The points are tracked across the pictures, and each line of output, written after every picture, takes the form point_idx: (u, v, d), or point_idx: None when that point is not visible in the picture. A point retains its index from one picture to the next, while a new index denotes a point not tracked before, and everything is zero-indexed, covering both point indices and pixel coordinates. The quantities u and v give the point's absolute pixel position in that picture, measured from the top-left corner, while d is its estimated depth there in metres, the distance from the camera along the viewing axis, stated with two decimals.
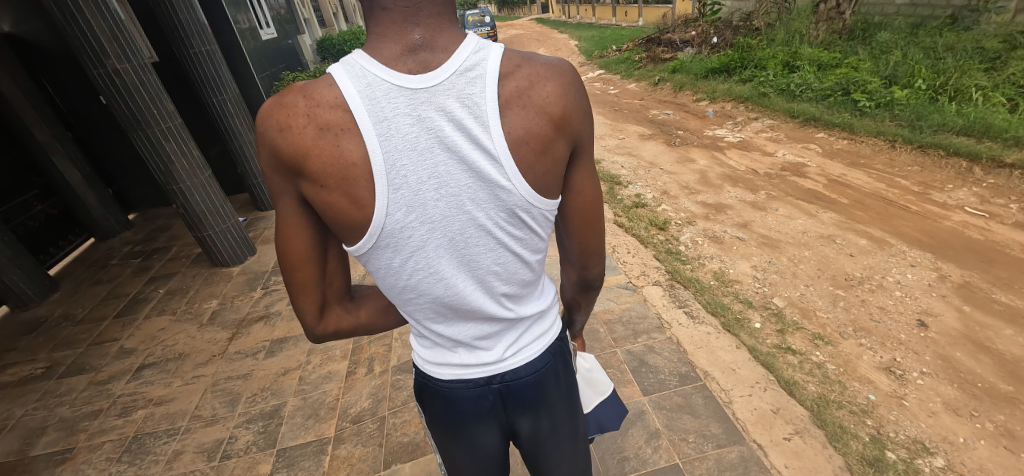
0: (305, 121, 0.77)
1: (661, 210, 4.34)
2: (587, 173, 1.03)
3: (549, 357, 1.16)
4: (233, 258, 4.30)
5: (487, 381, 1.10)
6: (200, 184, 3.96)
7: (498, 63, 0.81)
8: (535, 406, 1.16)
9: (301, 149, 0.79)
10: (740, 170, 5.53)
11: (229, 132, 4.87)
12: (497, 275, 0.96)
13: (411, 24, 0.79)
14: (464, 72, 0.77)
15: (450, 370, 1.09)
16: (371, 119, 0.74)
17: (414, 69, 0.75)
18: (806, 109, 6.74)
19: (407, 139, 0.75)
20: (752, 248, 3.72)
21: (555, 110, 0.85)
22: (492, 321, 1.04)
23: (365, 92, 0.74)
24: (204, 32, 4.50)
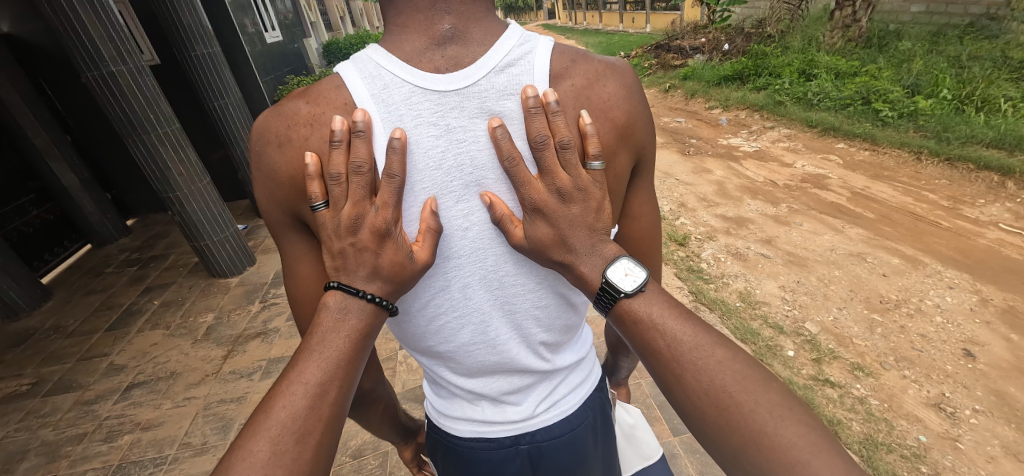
0: (308, 131, 0.66)
1: (679, 223, 4.10)
2: (647, 198, 0.93)
3: (588, 412, 0.97)
4: (231, 268, 4.12)
5: (514, 441, 0.90)
6: (198, 192, 3.78)
7: (549, 59, 0.66)
8: (570, 470, 0.97)
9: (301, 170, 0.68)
10: (759, 181, 5.31)
11: (232, 137, 4.74)
12: (537, 319, 0.78)
13: (441, 12, 0.64)
14: (505, 68, 0.63)
15: (470, 427, 0.89)
16: (385, 131, 0.62)
17: (442, 66, 0.63)
18: (825, 118, 6.54)
19: (431, 157, 0.63)
20: (779, 266, 3.49)
21: (621, 117, 0.74)
22: (525, 373, 0.85)
23: (380, 98, 0.61)
24: (207, 34, 4.35)
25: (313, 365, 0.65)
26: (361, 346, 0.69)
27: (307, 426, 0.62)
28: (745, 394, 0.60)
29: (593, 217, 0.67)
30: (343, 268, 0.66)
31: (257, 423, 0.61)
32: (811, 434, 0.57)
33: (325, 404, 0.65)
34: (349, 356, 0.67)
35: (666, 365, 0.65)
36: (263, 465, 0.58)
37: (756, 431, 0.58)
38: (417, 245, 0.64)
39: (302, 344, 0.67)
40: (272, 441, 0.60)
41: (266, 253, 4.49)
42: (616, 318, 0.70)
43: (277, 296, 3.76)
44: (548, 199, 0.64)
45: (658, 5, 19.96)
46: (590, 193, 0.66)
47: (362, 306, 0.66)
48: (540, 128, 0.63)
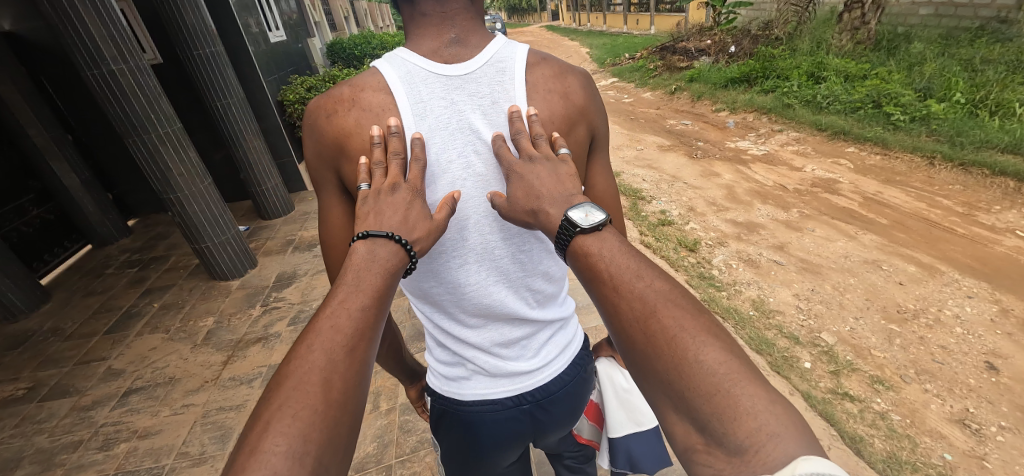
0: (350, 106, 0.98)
1: (689, 228, 4.00)
2: (603, 165, 1.25)
3: (574, 368, 1.27)
4: (232, 271, 4.05)
5: (516, 402, 1.18)
6: (199, 193, 3.72)
7: (523, 60, 1.01)
8: (555, 418, 1.28)
9: (346, 131, 0.98)
10: (768, 185, 5.23)
11: (233, 137, 4.66)
12: (522, 267, 1.04)
13: (448, 25, 0.98)
14: (494, 63, 0.96)
15: (478, 391, 1.16)
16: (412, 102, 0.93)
17: (450, 60, 0.96)
18: (834, 122, 6.44)
19: (442, 119, 0.94)
20: (792, 274, 3.40)
21: (577, 99, 1.09)
22: (517, 321, 1.10)
23: (407, 80, 0.93)
24: (209, 33, 4.31)
25: (352, 294, 0.70)
26: (389, 286, 0.75)
27: (351, 343, 0.67)
28: (673, 321, 0.68)
29: (562, 179, 0.88)
30: (376, 222, 0.79)
31: (306, 342, 0.66)
32: (728, 360, 0.63)
33: (364, 323, 0.70)
34: (382, 290, 0.73)
35: (610, 296, 0.73)
36: (321, 368, 0.63)
37: (681, 354, 0.65)
38: (439, 212, 0.86)
39: (338, 281, 0.73)
40: (325, 351, 0.65)
41: (268, 254, 4.43)
42: (574, 260, 0.80)
43: (278, 299, 3.69)
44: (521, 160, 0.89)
45: (664, 7, 19.82)
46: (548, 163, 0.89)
47: (394, 250, 0.76)
48: (520, 128, 0.94)
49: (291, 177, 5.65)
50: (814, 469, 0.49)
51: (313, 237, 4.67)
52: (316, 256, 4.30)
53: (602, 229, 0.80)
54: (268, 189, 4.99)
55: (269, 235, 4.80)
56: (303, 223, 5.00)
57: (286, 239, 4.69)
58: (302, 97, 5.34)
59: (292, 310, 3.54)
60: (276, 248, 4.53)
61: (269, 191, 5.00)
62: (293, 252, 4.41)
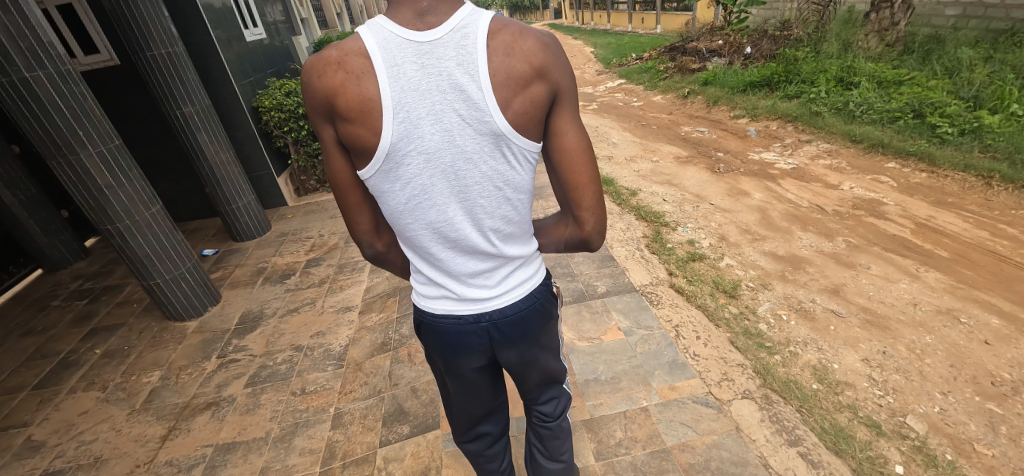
0: (337, 69, 0.90)
1: (724, 264, 3.38)
2: (573, 116, 1.06)
3: (532, 302, 1.28)
4: (189, 310, 3.47)
5: (476, 318, 1.22)
6: (144, 223, 3.12)
7: (489, 19, 0.89)
8: (519, 340, 1.30)
9: (332, 87, 0.94)
10: (804, 207, 4.63)
11: (197, 152, 4.06)
12: (486, 212, 1.01)
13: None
14: (460, 30, 0.85)
15: (443, 306, 1.24)
16: (384, 65, 0.84)
17: (420, 27, 0.85)
18: (870, 132, 5.85)
19: (412, 81, 0.83)
20: (855, 330, 2.82)
21: (538, 61, 0.94)
22: (479, 255, 1.12)
23: (382, 44, 0.83)
24: (167, 32, 3.72)
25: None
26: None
27: None
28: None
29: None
30: None
31: None
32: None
33: None
34: None
35: None
36: None
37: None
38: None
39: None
40: None
41: (234, 287, 3.84)
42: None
43: (239, 350, 3.11)
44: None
45: (669, 6, 19.19)
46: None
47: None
48: None
49: (269, 192, 5.06)
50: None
51: (288, 265, 4.07)
52: (289, 290, 3.70)
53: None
54: (239, 207, 4.42)
55: (238, 262, 4.21)
56: (278, 246, 4.40)
57: (256, 268, 4.08)
58: (280, 103, 4.78)
59: (253, 365, 2.96)
60: (244, 279, 3.93)
61: (240, 209, 4.42)
62: (263, 285, 3.81)
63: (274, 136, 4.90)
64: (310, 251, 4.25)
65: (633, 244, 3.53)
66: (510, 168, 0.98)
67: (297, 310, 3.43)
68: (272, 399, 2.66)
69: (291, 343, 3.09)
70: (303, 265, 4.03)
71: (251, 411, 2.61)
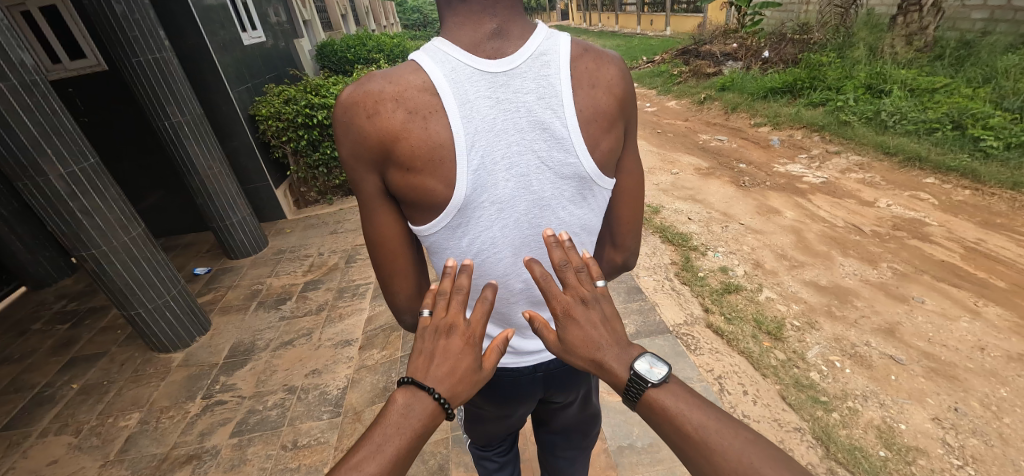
0: (394, 107, 0.77)
1: (764, 297, 3.04)
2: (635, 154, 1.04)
3: None
4: (173, 340, 3.17)
5: (533, 369, 1.16)
6: (122, 249, 2.82)
7: (568, 46, 0.85)
8: (571, 384, 1.27)
9: (390, 133, 0.77)
10: (840, 228, 4.28)
11: (188, 166, 3.78)
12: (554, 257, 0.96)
13: (488, 16, 0.80)
14: (539, 55, 0.78)
15: (497, 361, 1.12)
16: (457, 102, 0.76)
17: (491, 54, 0.78)
18: (905, 144, 5.50)
19: (487, 120, 0.77)
20: (920, 381, 2.48)
21: (620, 90, 0.91)
22: (543, 308, 1.05)
23: (451, 77, 0.76)
24: (154, 36, 3.44)
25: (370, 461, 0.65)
26: (416, 447, 0.70)
27: None
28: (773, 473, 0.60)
29: (613, 321, 0.78)
30: (419, 371, 0.73)
31: None
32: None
33: None
34: (401, 462, 0.68)
35: None
36: None
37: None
38: (489, 358, 0.82)
39: (361, 440, 0.68)
40: None
41: (225, 312, 3.54)
42: (642, 410, 0.72)
43: (226, 391, 2.81)
44: (574, 305, 0.77)
45: (679, 7, 18.79)
46: (603, 301, 0.78)
47: (429, 406, 0.70)
48: None
49: (267, 205, 4.78)
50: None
51: (284, 288, 3.76)
52: (283, 318, 3.39)
53: (669, 381, 0.72)
54: (235, 223, 4.13)
55: (230, 284, 3.91)
56: (275, 266, 4.10)
57: (250, 290, 3.79)
58: (278, 112, 4.48)
59: (240, 410, 2.66)
60: (237, 303, 3.64)
61: (235, 226, 4.14)
62: (257, 311, 3.51)
63: (273, 146, 4.63)
64: (308, 272, 3.94)
65: (661, 273, 3.20)
66: (582, 210, 0.94)
67: (292, 342, 3.12)
68: (259, 453, 2.36)
69: (283, 383, 2.80)
70: (300, 288, 3.73)
71: (234, 468, 2.31)
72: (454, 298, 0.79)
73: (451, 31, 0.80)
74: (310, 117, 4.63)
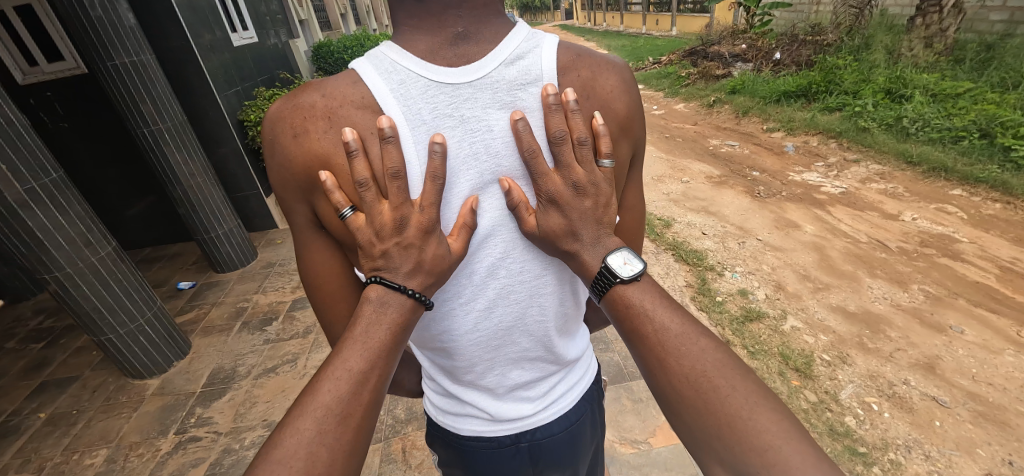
0: (325, 125, 0.69)
1: (789, 326, 2.79)
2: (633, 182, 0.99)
3: (585, 407, 1.11)
4: (148, 366, 2.95)
5: (514, 440, 1.02)
6: (87, 271, 2.58)
7: (555, 53, 0.74)
8: (566, 459, 1.11)
9: (321, 158, 0.71)
10: (864, 244, 4.02)
11: (170, 175, 3.56)
12: (535, 318, 0.86)
13: (451, 15, 0.68)
14: (514, 62, 0.70)
15: (472, 429, 1.01)
16: (407, 122, 0.67)
17: (453, 61, 0.68)
18: (929, 153, 5.22)
19: (449, 145, 0.69)
20: (969, 429, 2.21)
21: (620, 107, 0.82)
22: (524, 370, 0.94)
23: (398, 91, 0.66)
24: (131, 38, 3.22)
25: (358, 353, 0.68)
26: (399, 338, 0.72)
27: (348, 411, 0.66)
28: (722, 379, 0.68)
29: (603, 213, 0.75)
30: (384, 264, 0.69)
31: (304, 405, 0.66)
32: (784, 423, 0.63)
33: (365, 390, 0.69)
34: (387, 348, 0.70)
35: None
36: (308, 443, 0.63)
37: (730, 411, 0.65)
38: (453, 238, 0.71)
39: (345, 335, 0.71)
40: (317, 422, 0.64)
41: (206, 334, 3.31)
42: (609, 303, 0.77)
43: (201, 425, 2.58)
44: (563, 191, 0.72)
45: (685, 7, 18.49)
46: (602, 183, 0.74)
47: (405, 300, 0.69)
48: None
49: (256, 214, 4.54)
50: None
51: (271, 306, 3.53)
52: (268, 341, 3.16)
53: (641, 280, 0.78)
54: (220, 236, 3.89)
55: (215, 301, 3.67)
56: (262, 281, 3.87)
57: (234, 309, 3.55)
58: None
59: (215, 448, 2.43)
60: (220, 322, 3.41)
61: (221, 238, 3.90)
62: (240, 332, 3.28)
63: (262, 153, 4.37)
64: (297, 288, 3.71)
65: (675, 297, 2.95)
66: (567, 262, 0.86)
67: (275, 370, 2.89)
68: None
69: (263, 417, 2.57)
70: (288, 307, 3.49)
71: None
72: (376, 187, 0.67)
73: (403, 30, 0.69)
74: None
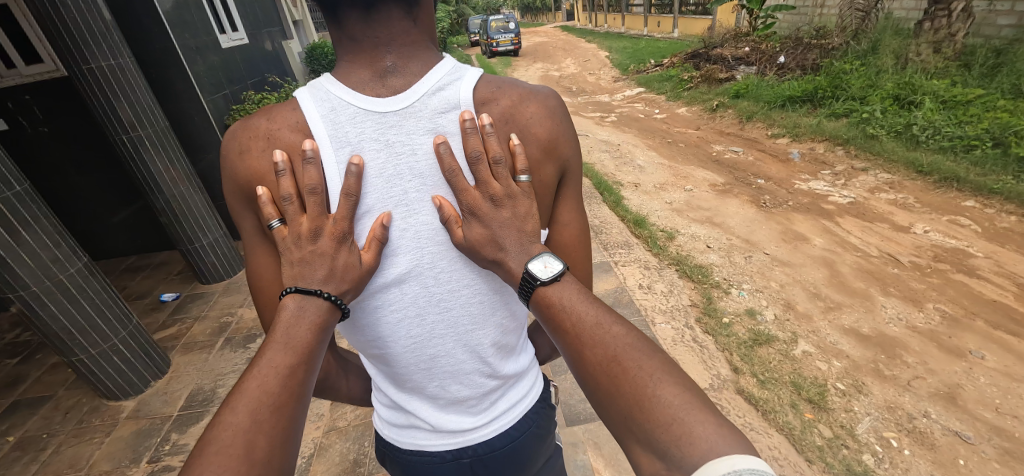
0: (264, 145, 0.71)
1: (800, 351, 2.63)
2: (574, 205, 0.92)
3: (529, 421, 1.00)
4: (123, 387, 2.79)
5: (456, 455, 0.93)
6: (56, 290, 2.43)
7: (475, 87, 0.73)
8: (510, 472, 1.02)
9: (260, 175, 0.72)
10: (876, 259, 3.87)
11: (151, 183, 3.41)
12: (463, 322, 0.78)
13: (383, 51, 0.70)
14: (438, 92, 0.69)
15: (412, 441, 0.93)
16: (332, 144, 0.67)
17: (383, 92, 0.69)
18: (939, 163, 5.06)
19: (372, 165, 0.67)
20: (997, 469, 2.05)
21: (543, 135, 0.79)
22: (459, 381, 0.85)
23: (327, 117, 0.67)
24: (110, 41, 3.07)
25: (279, 354, 0.65)
26: (321, 339, 0.70)
27: (279, 402, 0.63)
28: (635, 362, 0.63)
29: (524, 220, 0.73)
30: (301, 273, 0.68)
31: (233, 403, 0.62)
32: (686, 394, 0.59)
33: (295, 383, 0.66)
34: (311, 344, 0.68)
35: None
36: (242, 441, 0.58)
37: (639, 391, 0.60)
38: (365, 252, 0.68)
39: (266, 340, 0.67)
40: (250, 413, 0.61)
41: (187, 351, 3.16)
42: (534, 303, 0.71)
43: (175, 454, 2.43)
44: (483, 204, 0.69)
45: (687, 8, 18.32)
46: (519, 198, 0.72)
47: (321, 304, 0.66)
48: None
49: None
50: (737, 465, 0.48)
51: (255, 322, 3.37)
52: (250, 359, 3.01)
53: (563, 279, 0.72)
54: (205, 246, 3.75)
55: (198, 315, 3.52)
56: (248, 293, 3.72)
57: (217, 325, 3.39)
58: None
59: None
60: (202, 338, 3.26)
61: (206, 248, 3.76)
62: (222, 350, 3.13)
63: None
64: None
65: (680, 319, 2.75)
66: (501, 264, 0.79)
67: None
68: None
69: None
70: None
71: None
72: (300, 201, 0.69)
73: (342, 65, 0.71)
74: None
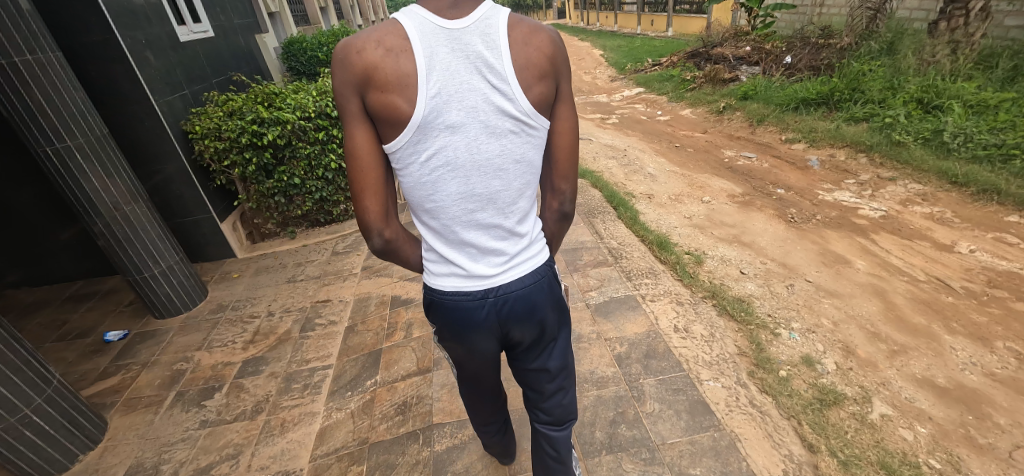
0: (373, 45, 0.76)
1: (877, 415, 2.19)
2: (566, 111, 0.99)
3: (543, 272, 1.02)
4: (41, 468, 2.19)
5: (483, 293, 0.94)
6: None
7: (506, 18, 0.81)
8: (527, 315, 1.00)
9: (368, 66, 0.76)
10: (926, 285, 3.46)
11: (84, 204, 2.83)
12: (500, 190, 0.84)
13: None
14: (485, 21, 0.76)
15: (451, 282, 0.95)
16: (419, 41, 0.74)
17: (449, 15, 0.76)
18: (975, 173, 4.68)
19: (442, 60, 0.73)
20: None
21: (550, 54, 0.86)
22: (491, 238, 0.91)
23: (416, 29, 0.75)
24: (31, 33, 2.50)
25: None
26: None
27: None
28: None
29: None
30: None
31: None
32: None
33: None
34: None
35: None
36: None
37: None
38: None
39: None
40: None
41: (128, 413, 2.58)
42: None
43: None
44: None
45: (681, 7, 17.92)
46: None
47: None
48: None
49: (211, 241, 3.85)
50: None
51: (216, 370, 2.82)
52: (206, 422, 2.46)
53: None
54: (158, 276, 3.18)
55: (147, 361, 2.94)
56: (210, 331, 3.16)
57: (169, 374, 2.82)
58: (216, 128, 3.53)
59: None
60: (149, 393, 2.69)
61: (159, 279, 3.19)
62: (172, 409, 2.56)
63: (213, 171, 3.70)
64: (249, 345, 3.00)
65: (730, 375, 2.26)
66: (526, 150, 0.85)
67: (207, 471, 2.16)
68: None
69: None
70: (236, 372, 2.78)
71: None
72: None
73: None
74: (259, 135, 3.63)
